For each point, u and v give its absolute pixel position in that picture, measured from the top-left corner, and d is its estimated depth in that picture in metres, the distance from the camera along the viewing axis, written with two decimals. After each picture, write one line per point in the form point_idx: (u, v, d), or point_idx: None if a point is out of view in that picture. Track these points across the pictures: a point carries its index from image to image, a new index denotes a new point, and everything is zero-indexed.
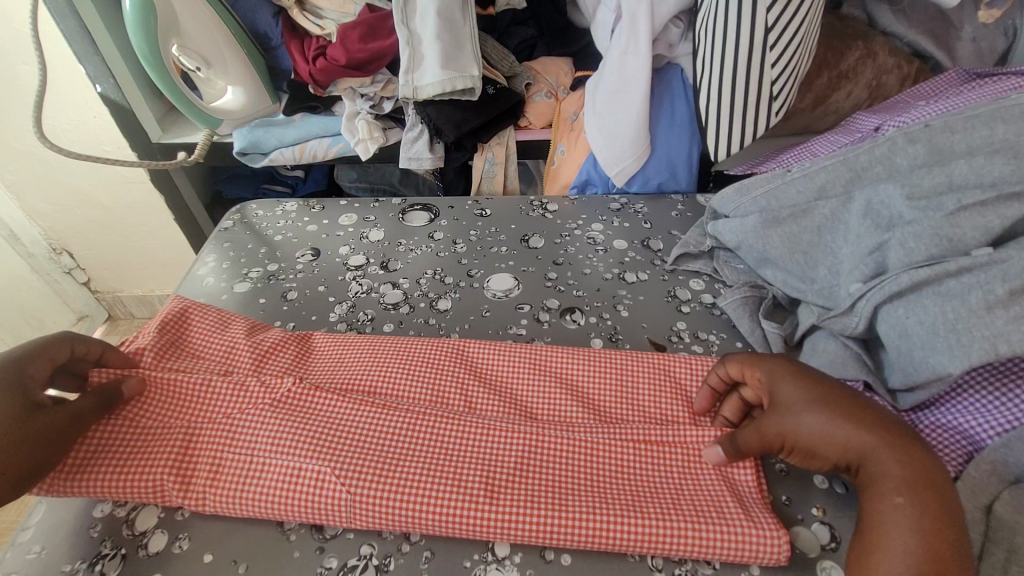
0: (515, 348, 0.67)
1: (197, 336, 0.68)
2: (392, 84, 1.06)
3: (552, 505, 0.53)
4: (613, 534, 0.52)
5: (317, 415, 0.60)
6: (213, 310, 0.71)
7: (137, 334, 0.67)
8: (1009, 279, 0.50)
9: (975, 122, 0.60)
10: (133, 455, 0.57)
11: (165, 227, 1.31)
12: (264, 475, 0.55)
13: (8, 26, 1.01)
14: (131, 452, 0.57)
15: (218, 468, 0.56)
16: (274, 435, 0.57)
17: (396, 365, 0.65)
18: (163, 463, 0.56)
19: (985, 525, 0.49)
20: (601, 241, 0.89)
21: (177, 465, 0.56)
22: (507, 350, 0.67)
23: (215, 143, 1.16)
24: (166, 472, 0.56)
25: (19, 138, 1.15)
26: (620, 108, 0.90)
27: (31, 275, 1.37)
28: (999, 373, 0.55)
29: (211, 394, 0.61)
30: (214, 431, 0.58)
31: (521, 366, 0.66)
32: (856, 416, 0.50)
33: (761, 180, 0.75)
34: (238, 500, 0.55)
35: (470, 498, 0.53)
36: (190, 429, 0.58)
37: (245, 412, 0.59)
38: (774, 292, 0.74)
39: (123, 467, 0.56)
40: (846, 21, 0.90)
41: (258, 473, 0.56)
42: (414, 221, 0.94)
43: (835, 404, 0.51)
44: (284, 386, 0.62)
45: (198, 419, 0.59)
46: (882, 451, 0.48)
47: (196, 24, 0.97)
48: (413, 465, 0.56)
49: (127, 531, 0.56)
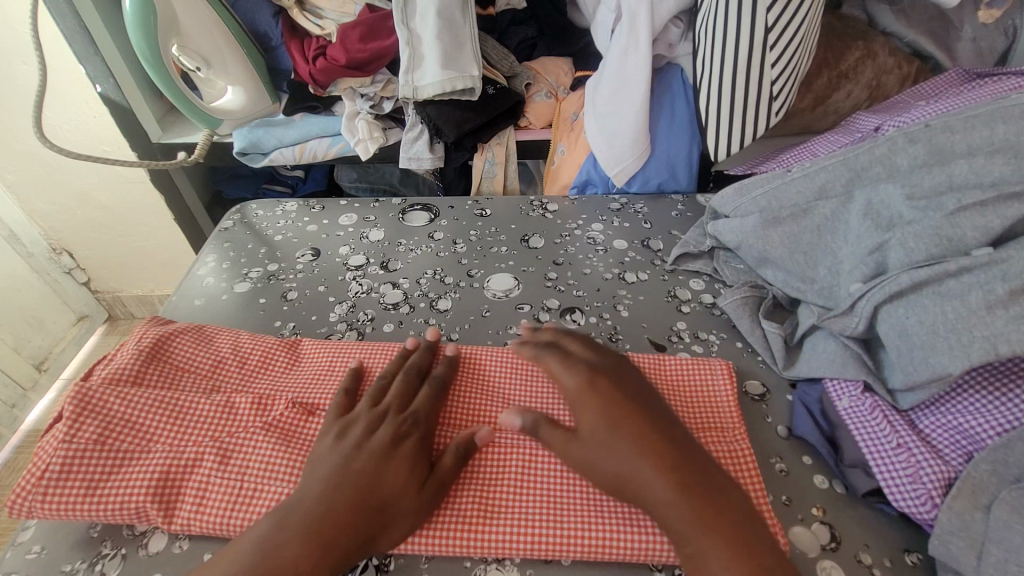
0: (502, 364, 0.68)
1: (180, 353, 0.67)
2: (392, 84, 1.06)
3: (547, 523, 0.53)
4: (611, 547, 0.51)
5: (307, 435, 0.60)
6: (190, 327, 0.71)
7: (115, 350, 0.66)
8: (1009, 279, 0.50)
9: (976, 122, 0.59)
10: (115, 475, 0.56)
11: (166, 227, 1.31)
12: (254, 501, 0.54)
13: (8, 26, 1.01)
14: (110, 471, 0.56)
15: (205, 488, 0.55)
16: (264, 459, 0.57)
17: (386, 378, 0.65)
18: (146, 483, 0.55)
19: (985, 526, 0.49)
20: (600, 241, 0.89)
21: (157, 489, 0.55)
22: (495, 367, 0.67)
23: (215, 143, 1.16)
24: (147, 494, 0.54)
25: (19, 138, 1.15)
26: (619, 109, 0.90)
27: (31, 275, 1.35)
28: (999, 374, 0.55)
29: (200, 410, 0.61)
30: (204, 452, 0.57)
31: (510, 381, 0.66)
32: (649, 451, 0.52)
33: (762, 180, 0.75)
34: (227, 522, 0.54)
35: (465, 521, 0.53)
36: (178, 448, 0.57)
37: (234, 432, 0.59)
38: (774, 292, 0.74)
39: (106, 488, 0.55)
40: (846, 21, 0.90)
41: (247, 495, 0.55)
42: (414, 221, 0.94)
43: (631, 438, 0.52)
44: (270, 406, 0.61)
45: (186, 439, 0.58)
46: (669, 498, 0.49)
47: (195, 24, 0.96)
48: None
49: (127, 531, 0.56)
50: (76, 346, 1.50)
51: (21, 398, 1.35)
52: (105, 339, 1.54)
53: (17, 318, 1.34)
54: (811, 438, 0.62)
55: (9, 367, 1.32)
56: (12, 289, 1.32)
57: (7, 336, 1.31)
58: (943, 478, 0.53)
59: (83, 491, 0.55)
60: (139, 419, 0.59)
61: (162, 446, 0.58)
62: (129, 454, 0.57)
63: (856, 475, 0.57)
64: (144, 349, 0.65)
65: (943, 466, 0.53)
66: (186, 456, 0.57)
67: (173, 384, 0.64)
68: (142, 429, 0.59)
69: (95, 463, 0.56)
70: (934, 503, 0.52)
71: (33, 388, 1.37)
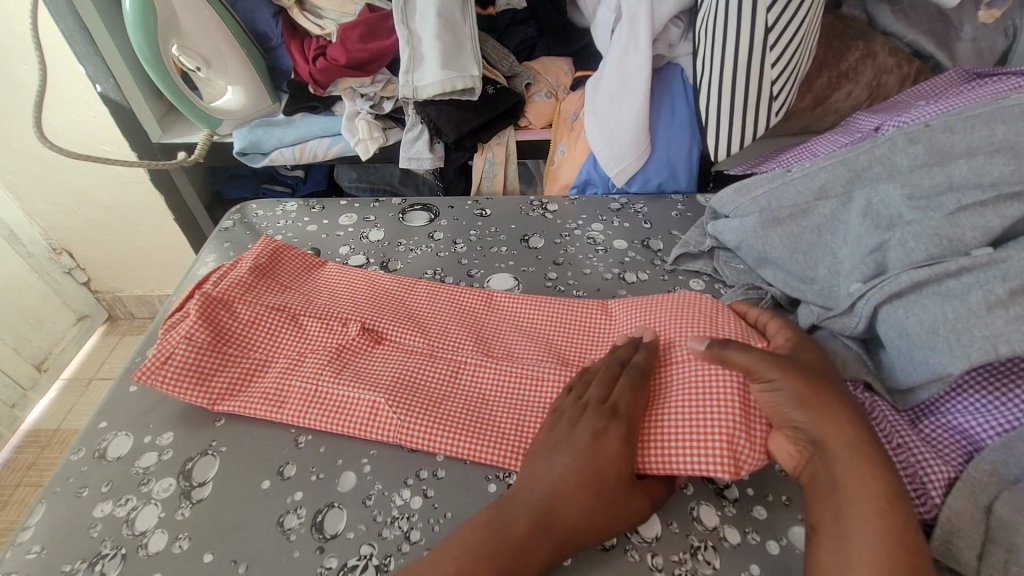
0: (550, 303, 0.76)
1: (287, 274, 0.80)
2: (392, 84, 1.05)
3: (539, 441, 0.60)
4: None
5: (380, 359, 0.69)
6: (300, 252, 0.84)
7: (231, 265, 0.78)
8: (1009, 278, 0.50)
9: (975, 122, 0.59)
10: (235, 376, 0.68)
11: (165, 227, 1.31)
12: (325, 404, 0.65)
13: (8, 27, 1.01)
14: (230, 369, 0.68)
15: (287, 384, 0.66)
16: (336, 374, 0.67)
17: (449, 318, 0.75)
18: (260, 393, 0.66)
19: (985, 525, 0.49)
20: (601, 241, 0.89)
21: (270, 395, 0.66)
22: (544, 308, 0.76)
23: (215, 143, 1.16)
24: (259, 396, 0.66)
25: (19, 138, 1.15)
26: (621, 107, 0.90)
27: (31, 275, 1.35)
28: (998, 374, 0.55)
29: (307, 328, 0.72)
30: (308, 360, 0.68)
31: (548, 325, 0.74)
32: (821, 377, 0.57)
33: (762, 180, 0.75)
34: (302, 417, 0.64)
35: (496, 435, 0.61)
36: (271, 354, 0.70)
37: (318, 350, 0.70)
38: (774, 292, 0.74)
39: (218, 380, 0.67)
40: (848, 21, 0.90)
41: (323, 396, 0.65)
42: (414, 221, 0.94)
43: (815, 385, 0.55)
44: (347, 335, 0.71)
45: (297, 355, 0.69)
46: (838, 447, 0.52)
47: (194, 23, 0.96)
48: (456, 403, 0.64)
49: (186, 481, 0.61)
50: (76, 346, 1.50)
51: (21, 398, 1.35)
52: (104, 339, 1.55)
53: (17, 318, 1.34)
54: None
55: (9, 368, 1.32)
56: (11, 289, 1.32)
57: (6, 335, 1.31)
58: (944, 478, 0.53)
59: (189, 374, 0.66)
60: (260, 326, 0.71)
61: (260, 353, 0.70)
62: (232, 358, 0.69)
63: None
64: (257, 264, 0.78)
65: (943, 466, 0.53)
66: (293, 365, 0.68)
67: (284, 300, 0.75)
68: (245, 338, 0.70)
69: (208, 359, 0.67)
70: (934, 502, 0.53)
71: (33, 388, 1.38)
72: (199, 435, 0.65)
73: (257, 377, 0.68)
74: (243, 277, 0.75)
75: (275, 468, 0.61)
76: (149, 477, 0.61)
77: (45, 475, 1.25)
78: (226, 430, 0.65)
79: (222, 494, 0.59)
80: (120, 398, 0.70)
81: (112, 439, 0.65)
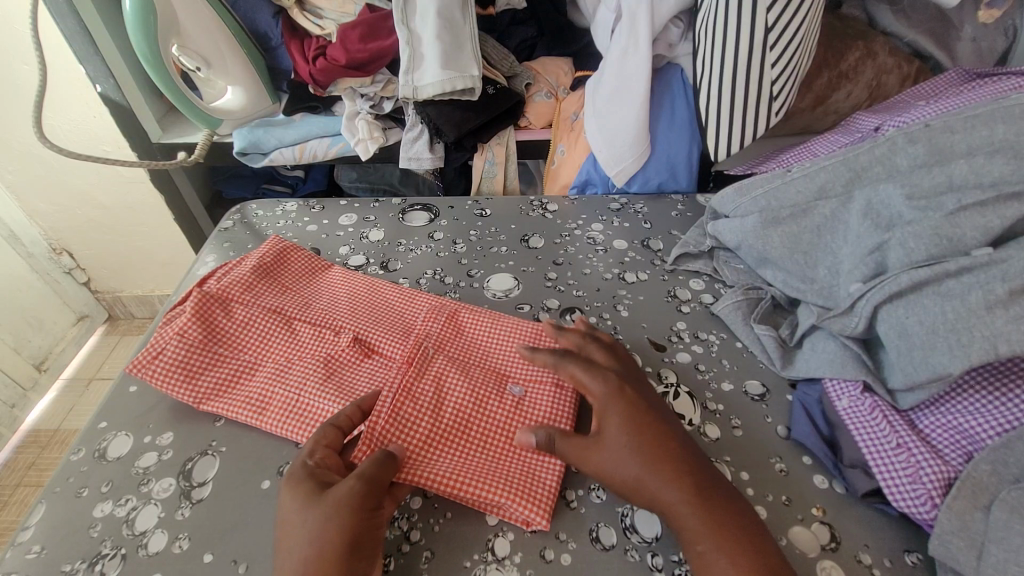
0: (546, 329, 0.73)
1: (291, 275, 0.80)
2: (392, 84, 1.05)
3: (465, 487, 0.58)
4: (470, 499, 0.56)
5: (367, 374, 0.67)
6: (307, 254, 0.84)
7: (235, 262, 0.79)
8: (1009, 278, 0.50)
9: (976, 122, 0.59)
10: (219, 380, 0.67)
11: (166, 227, 1.31)
12: (304, 415, 0.63)
13: (8, 27, 1.01)
14: (216, 371, 0.68)
15: (271, 391, 0.65)
16: (319, 384, 0.65)
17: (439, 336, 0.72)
18: (244, 399, 0.65)
19: (984, 525, 0.49)
20: (600, 241, 0.89)
21: (253, 402, 0.65)
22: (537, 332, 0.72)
23: (216, 143, 1.16)
24: (241, 403, 0.65)
25: (19, 138, 1.15)
26: (620, 108, 0.90)
27: (31, 275, 1.35)
28: (998, 373, 0.55)
29: (296, 336, 0.71)
30: (293, 368, 0.67)
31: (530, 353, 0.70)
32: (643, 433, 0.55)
33: (761, 180, 0.75)
34: (281, 426, 0.63)
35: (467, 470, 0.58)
36: (260, 358, 0.69)
37: (305, 358, 0.68)
38: (774, 292, 0.75)
39: (206, 382, 0.67)
40: (847, 21, 0.90)
41: (305, 407, 0.64)
42: (414, 221, 0.94)
43: (638, 431, 0.55)
44: (336, 347, 0.69)
45: (283, 363, 0.68)
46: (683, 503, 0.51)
47: (194, 23, 0.96)
48: (435, 427, 0.62)
49: (185, 481, 0.61)
50: (76, 346, 1.50)
51: (21, 398, 1.35)
52: (105, 339, 1.55)
53: (16, 318, 1.34)
54: (810, 441, 0.61)
55: (9, 368, 1.32)
56: (11, 289, 1.32)
57: (6, 335, 1.31)
58: (942, 478, 0.53)
59: (181, 372, 0.66)
60: (252, 328, 0.71)
61: (248, 356, 0.69)
62: (221, 359, 0.68)
63: (856, 475, 0.57)
64: (260, 264, 0.78)
65: (943, 466, 0.53)
66: (277, 372, 0.67)
67: (278, 303, 0.74)
68: (236, 339, 0.70)
69: (199, 359, 0.68)
70: (933, 503, 0.52)
71: (33, 388, 1.38)
72: (199, 436, 0.65)
73: (244, 380, 0.67)
74: (243, 276, 0.75)
75: (274, 468, 0.61)
76: (149, 477, 0.61)
77: (45, 475, 1.26)
78: (224, 431, 0.65)
79: (223, 493, 0.60)
80: (121, 398, 0.70)
81: (112, 440, 0.65)
